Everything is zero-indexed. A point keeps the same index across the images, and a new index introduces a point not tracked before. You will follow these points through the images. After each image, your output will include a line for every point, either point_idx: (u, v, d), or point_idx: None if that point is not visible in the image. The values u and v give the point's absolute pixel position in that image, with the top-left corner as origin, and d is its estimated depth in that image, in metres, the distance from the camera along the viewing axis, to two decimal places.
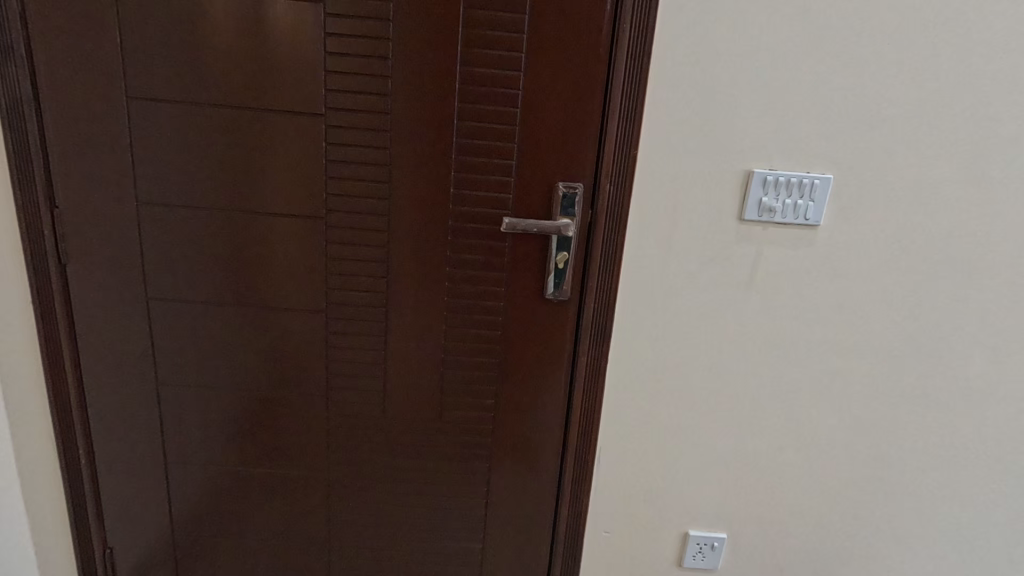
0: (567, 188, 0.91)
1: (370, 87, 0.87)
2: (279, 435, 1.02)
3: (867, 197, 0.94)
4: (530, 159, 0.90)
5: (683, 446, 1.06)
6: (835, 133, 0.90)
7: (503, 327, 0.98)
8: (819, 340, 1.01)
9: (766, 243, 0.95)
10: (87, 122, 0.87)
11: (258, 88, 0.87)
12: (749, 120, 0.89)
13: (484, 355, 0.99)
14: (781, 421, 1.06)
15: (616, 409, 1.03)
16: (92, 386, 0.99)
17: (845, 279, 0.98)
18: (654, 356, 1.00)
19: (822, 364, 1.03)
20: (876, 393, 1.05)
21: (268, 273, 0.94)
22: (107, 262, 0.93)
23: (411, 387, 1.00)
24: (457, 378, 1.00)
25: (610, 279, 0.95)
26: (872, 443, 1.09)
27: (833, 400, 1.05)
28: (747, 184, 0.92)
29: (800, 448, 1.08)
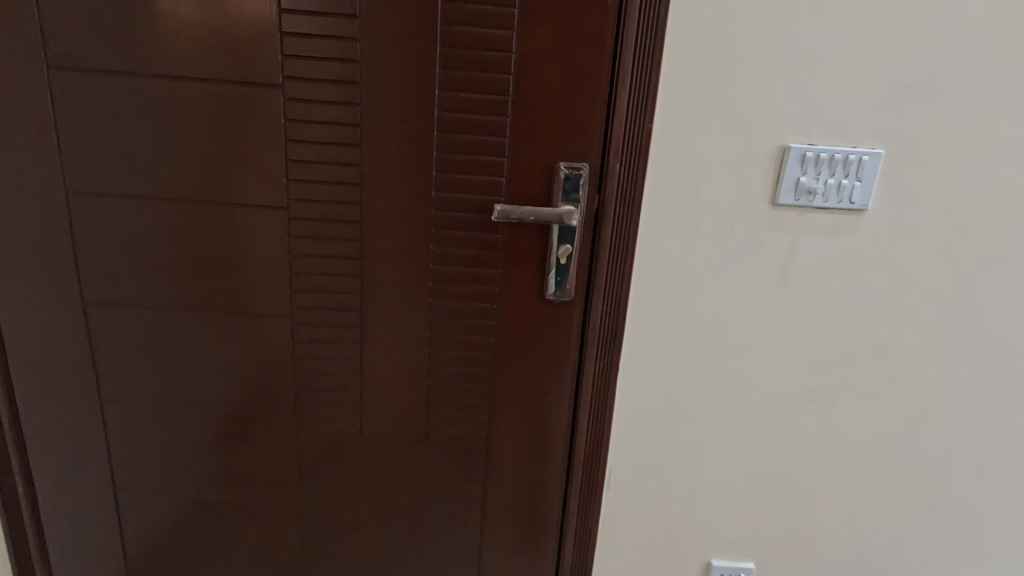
0: (569, 171, 0.78)
1: (334, 53, 0.74)
2: (243, 456, 0.91)
3: (920, 178, 0.80)
4: (526, 136, 0.77)
5: (705, 465, 0.93)
6: (885, 101, 0.76)
7: (497, 332, 0.85)
8: (863, 344, 0.88)
9: (803, 231, 0.82)
10: (6, 99, 0.75)
11: (204, 56, 0.74)
12: (782, 88, 0.75)
13: (476, 365, 0.86)
14: (816, 437, 0.93)
15: (628, 424, 0.90)
16: (28, 404, 0.87)
17: (894, 273, 0.84)
18: (672, 363, 0.87)
19: (866, 371, 0.89)
20: (927, 404, 0.91)
21: (225, 273, 0.82)
22: (37, 263, 0.81)
23: (393, 402, 0.88)
24: (446, 391, 0.88)
25: (621, 275, 0.82)
26: (921, 461, 0.95)
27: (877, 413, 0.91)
28: (781, 162, 0.78)
29: (839, 468, 0.94)
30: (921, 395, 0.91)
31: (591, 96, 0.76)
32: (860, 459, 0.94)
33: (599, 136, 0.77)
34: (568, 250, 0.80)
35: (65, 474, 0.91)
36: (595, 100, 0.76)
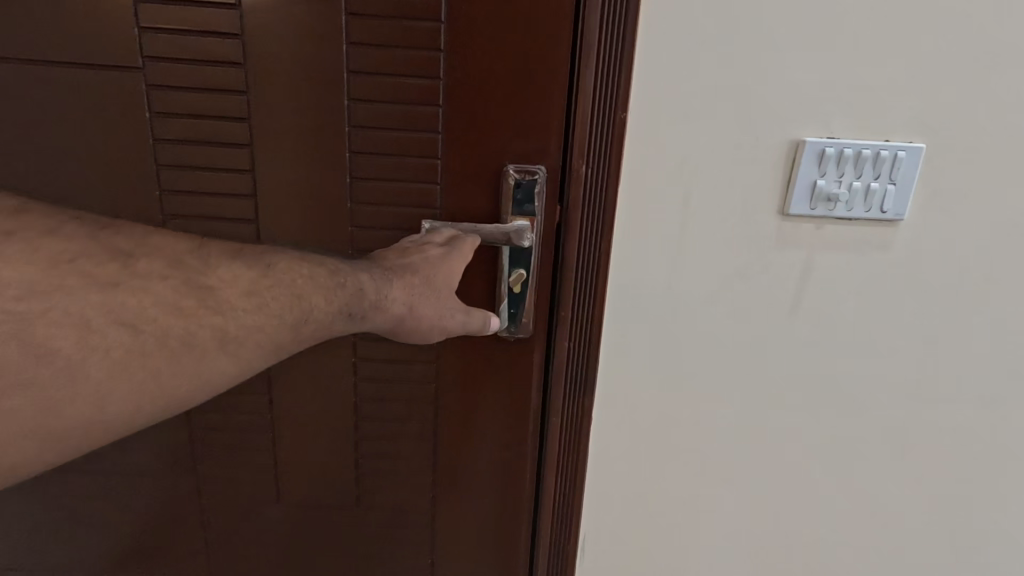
0: (519, 176, 0.61)
1: (202, 25, 0.56)
2: (128, 529, 0.73)
3: (973, 179, 0.62)
4: (464, 131, 0.60)
5: (699, 531, 0.76)
6: (929, 81, 0.59)
7: (439, 375, 0.69)
8: (899, 386, 0.70)
9: (821, 247, 0.64)
10: None
11: (24, 27, 0.55)
12: (793, 65, 0.58)
13: (415, 415, 0.70)
14: (839, 498, 0.75)
15: (604, 483, 0.74)
16: None
17: (940, 299, 0.66)
18: (657, 410, 0.71)
19: (902, 420, 0.71)
20: (978, 460, 0.73)
21: None
22: None
23: (313, 462, 0.71)
24: (378, 448, 0.71)
25: (591, 307, 0.65)
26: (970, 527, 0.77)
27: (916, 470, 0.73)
28: (793, 160, 0.61)
29: (866, 534, 0.77)
30: (972, 449, 0.73)
31: (547, 79, 0.59)
32: (893, 525, 0.76)
33: (558, 132, 0.61)
34: (522, 276, 0.63)
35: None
36: (551, 84, 0.59)
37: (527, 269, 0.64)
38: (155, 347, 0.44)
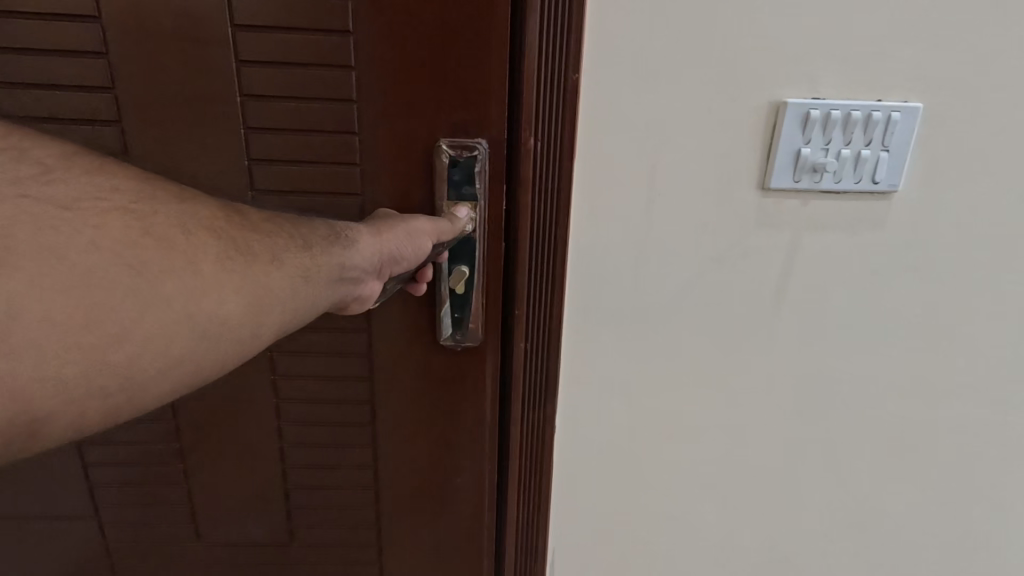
0: (455, 153, 0.52)
1: None
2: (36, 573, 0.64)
3: (981, 145, 0.54)
4: (384, 101, 0.51)
5: (680, 548, 0.69)
6: (931, 27, 0.51)
7: (376, 396, 0.59)
8: (894, 378, 0.62)
9: (807, 226, 0.57)
10: None
11: None
12: (772, 11, 0.50)
13: (347, 438, 0.61)
14: (831, 503, 0.68)
15: (573, 500, 0.66)
16: None
17: (941, 282, 0.59)
18: (628, 418, 0.63)
19: (898, 415, 0.64)
20: (986, 459, 0.66)
21: None
22: None
23: (237, 499, 0.62)
24: (312, 481, 0.62)
25: (549, 307, 0.56)
26: (976, 532, 0.70)
27: (913, 468, 0.67)
28: (776, 124, 0.52)
29: (861, 541, 0.70)
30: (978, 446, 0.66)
31: (482, 33, 0.50)
32: (888, 526, 0.70)
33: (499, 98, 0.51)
34: (464, 274, 0.54)
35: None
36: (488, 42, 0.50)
37: (470, 265, 0.55)
38: (250, 245, 0.35)
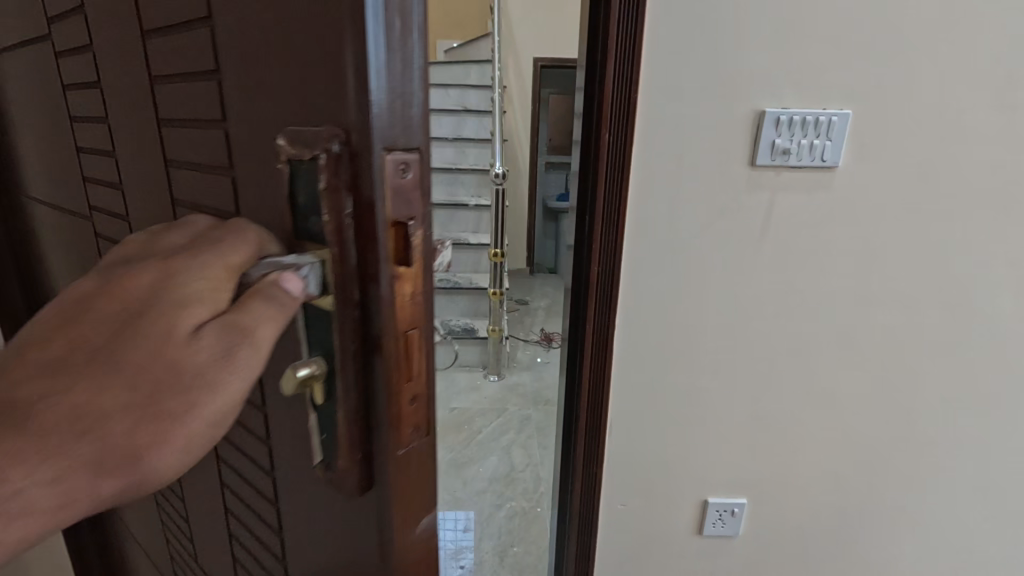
0: (297, 148, 0.28)
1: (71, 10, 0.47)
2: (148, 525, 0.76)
3: (884, 138, 0.89)
4: (242, 70, 0.31)
5: (697, 411, 1.05)
6: (854, 64, 0.85)
7: (281, 476, 0.40)
8: (836, 290, 0.98)
9: (780, 189, 0.91)
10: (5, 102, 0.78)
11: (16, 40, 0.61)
12: (753, 57, 0.84)
13: (271, 515, 0.43)
14: (799, 378, 1.04)
15: (625, 373, 1.01)
16: None
17: (864, 225, 0.94)
18: (664, 314, 0.98)
19: (841, 318, 1.00)
20: (899, 344, 1.02)
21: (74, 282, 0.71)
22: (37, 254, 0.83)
23: (206, 520, 0.55)
24: (251, 542, 0.47)
25: (614, 240, 0.91)
26: (893, 398, 1.06)
27: (853, 355, 1.03)
28: (759, 124, 0.87)
29: (819, 407, 1.06)
30: (893, 335, 1.01)
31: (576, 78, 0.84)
32: (836, 398, 1.06)
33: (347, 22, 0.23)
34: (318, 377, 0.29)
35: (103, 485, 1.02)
36: None
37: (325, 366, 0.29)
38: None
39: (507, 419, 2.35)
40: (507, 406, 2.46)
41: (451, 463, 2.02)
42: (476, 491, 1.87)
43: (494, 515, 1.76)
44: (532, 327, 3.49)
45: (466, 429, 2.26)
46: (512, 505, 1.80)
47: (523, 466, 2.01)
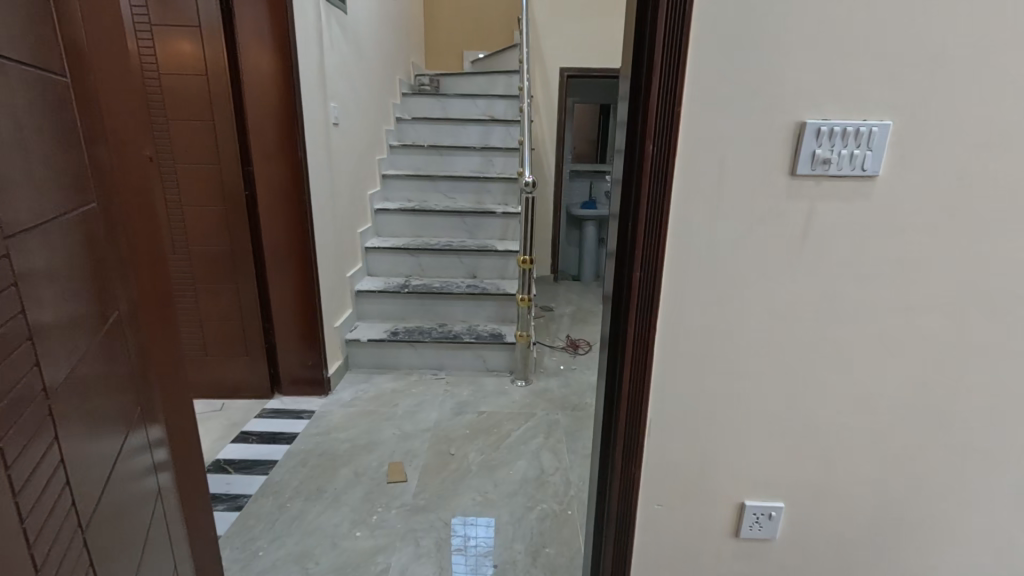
0: None
1: None
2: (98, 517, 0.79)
3: (925, 148, 0.91)
4: None
5: (735, 414, 1.08)
6: (896, 77, 0.88)
7: None
8: (877, 297, 0.99)
9: (821, 198, 0.94)
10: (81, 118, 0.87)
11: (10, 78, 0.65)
12: (795, 71, 0.87)
13: None
14: (838, 383, 1.05)
15: (665, 376, 1.04)
16: (143, 386, 1.03)
17: (905, 233, 0.95)
18: (704, 317, 1.00)
19: (880, 325, 1.01)
20: (941, 351, 1.03)
21: (65, 292, 0.75)
22: (109, 254, 0.93)
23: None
24: None
25: (656, 246, 0.95)
26: (933, 406, 1.07)
27: (892, 362, 1.04)
28: (799, 135, 0.90)
29: (858, 413, 1.08)
30: (935, 342, 1.02)
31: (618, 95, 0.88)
32: (876, 404, 1.07)
33: None
34: None
35: (148, 495, 1.01)
36: None
37: None
38: None
39: (535, 423, 2.38)
40: (536, 410, 2.49)
41: (482, 466, 2.06)
42: (507, 492, 1.91)
43: (526, 515, 1.79)
44: (558, 333, 3.51)
45: (496, 431, 2.30)
46: (543, 507, 1.84)
47: (553, 470, 2.04)
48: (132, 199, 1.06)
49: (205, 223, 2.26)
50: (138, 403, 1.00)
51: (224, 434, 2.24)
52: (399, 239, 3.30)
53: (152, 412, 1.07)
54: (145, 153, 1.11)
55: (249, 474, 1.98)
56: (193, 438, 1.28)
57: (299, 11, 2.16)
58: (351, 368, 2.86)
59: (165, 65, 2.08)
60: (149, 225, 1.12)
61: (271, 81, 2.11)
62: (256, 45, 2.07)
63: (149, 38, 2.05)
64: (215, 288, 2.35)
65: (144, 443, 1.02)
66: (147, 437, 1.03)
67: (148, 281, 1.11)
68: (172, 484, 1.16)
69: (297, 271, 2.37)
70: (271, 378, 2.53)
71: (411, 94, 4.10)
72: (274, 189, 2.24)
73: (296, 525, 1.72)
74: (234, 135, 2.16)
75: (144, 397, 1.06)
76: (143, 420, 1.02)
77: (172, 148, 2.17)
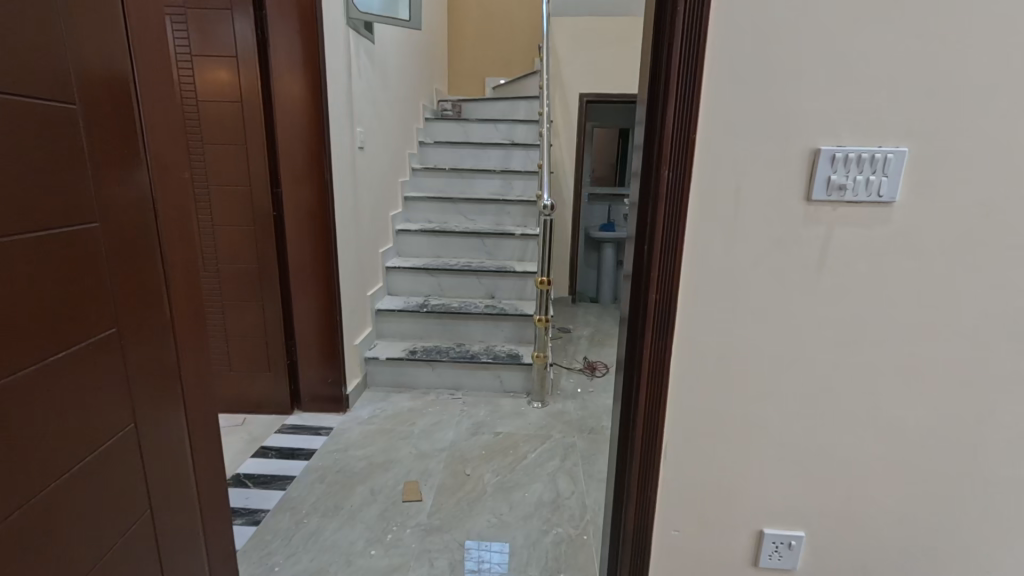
0: None
1: None
2: (57, 513, 0.85)
3: (944, 173, 0.91)
4: None
5: (753, 438, 1.06)
6: (910, 106, 0.89)
7: None
8: (896, 323, 0.98)
9: (837, 222, 0.94)
10: (101, 138, 0.93)
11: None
12: (809, 100, 0.89)
13: None
14: (858, 410, 1.04)
15: (679, 399, 1.04)
16: (159, 397, 1.09)
17: (923, 258, 0.95)
18: (721, 339, 1.01)
19: (901, 350, 1.00)
20: (964, 379, 1.01)
21: (47, 301, 0.82)
22: (123, 267, 0.99)
23: None
24: None
25: (672, 269, 0.96)
26: (958, 435, 1.05)
27: (914, 389, 1.02)
28: (814, 161, 0.91)
29: (880, 440, 1.06)
30: (957, 369, 1.00)
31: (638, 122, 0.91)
32: (900, 431, 1.05)
33: None
34: None
35: (141, 494, 1.04)
36: None
37: None
38: None
39: (552, 445, 2.37)
40: (552, 433, 2.47)
41: (498, 487, 2.05)
42: (522, 515, 1.89)
43: (540, 540, 1.77)
44: (575, 355, 3.50)
45: (512, 453, 2.29)
46: (558, 531, 1.81)
47: (569, 494, 2.02)
48: (172, 219, 1.13)
49: (233, 243, 2.35)
50: (134, 419, 1.02)
51: (244, 450, 2.27)
52: (419, 259, 3.36)
53: (163, 420, 1.11)
54: (185, 174, 1.17)
55: (267, 489, 2.00)
56: (217, 450, 1.31)
57: (329, 42, 2.26)
58: (370, 386, 2.89)
59: (201, 92, 2.20)
60: (188, 245, 1.19)
61: (302, 106, 2.21)
62: (289, 73, 2.17)
63: (189, 67, 2.18)
64: (242, 304, 2.42)
65: (140, 455, 1.04)
66: (145, 450, 1.06)
67: (183, 300, 1.17)
68: (186, 493, 1.19)
69: (318, 290, 2.43)
70: (291, 394, 2.57)
71: (435, 118, 4.22)
72: (302, 210, 2.32)
73: (311, 542, 1.72)
74: (264, 158, 2.25)
75: (162, 405, 1.10)
76: (141, 436, 1.04)
77: (205, 169, 2.28)
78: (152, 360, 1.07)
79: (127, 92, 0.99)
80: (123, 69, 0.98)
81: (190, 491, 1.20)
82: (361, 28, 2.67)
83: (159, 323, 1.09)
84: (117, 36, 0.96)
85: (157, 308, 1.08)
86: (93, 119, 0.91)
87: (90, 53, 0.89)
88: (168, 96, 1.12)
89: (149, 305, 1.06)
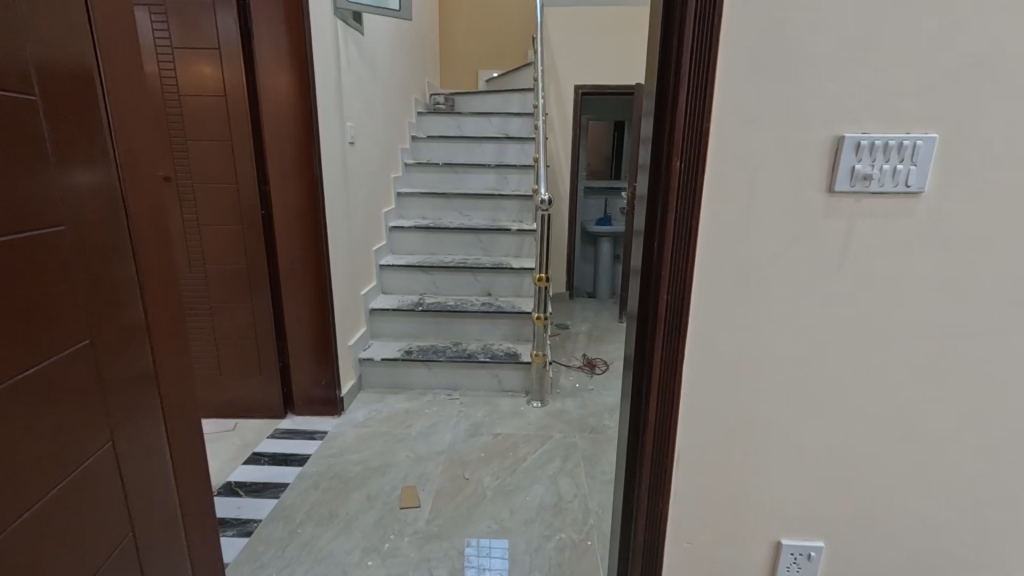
0: None
1: None
2: (38, 541, 0.78)
3: (974, 160, 0.85)
4: None
5: (770, 444, 1.01)
6: (938, 90, 0.82)
7: None
8: (922, 321, 0.93)
9: (859, 215, 0.88)
10: (67, 133, 0.85)
11: None
12: (830, 85, 0.82)
13: None
14: (881, 413, 0.98)
15: (692, 405, 0.98)
16: (137, 409, 1.02)
17: (951, 252, 0.89)
18: (738, 343, 0.95)
19: (926, 349, 0.94)
20: (991, 378, 0.95)
21: (15, 312, 0.75)
22: (94, 270, 0.91)
23: None
24: None
25: (684, 265, 0.90)
26: (984, 437, 0.99)
27: (939, 391, 0.97)
28: (838, 149, 0.85)
29: (903, 444, 1.00)
30: (985, 368, 0.95)
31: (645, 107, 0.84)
32: (923, 434, 0.99)
33: None
34: None
35: (120, 515, 0.97)
36: None
37: None
38: None
39: (552, 446, 2.31)
40: (552, 433, 2.42)
41: (498, 491, 1.99)
42: (524, 520, 1.83)
43: (543, 545, 1.72)
44: (574, 353, 3.44)
45: (512, 455, 2.24)
46: (562, 536, 1.76)
47: (571, 496, 1.96)
48: (147, 221, 1.05)
49: (221, 242, 2.27)
50: (113, 435, 0.95)
51: (236, 456, 2.21)
52: (414, 257, 3.28)
53: (142, 435, 1.04)
54: (161, 174, 1.10)
55: (260, 498, 1.94)
56: (201, 465, 1.24)
57: (316, 32, 2.17)
58: (365, 388, 2.82)
59: (183, 86, 2.11)
60: (165, 248, 1.11)
61: (288, 100, 2.12)
62: (275, 66, 2.08)
63: (170, 61, 2.09)
64: (230, 306, 2.34)
65: (119, 474, 0.97)
66: (125, 468, 0.99)
67: (161, 304, 1.10)
68: (168, 511, 1.12)
69: (309, 290, 2.35)
70: (283, 398, 2.51)
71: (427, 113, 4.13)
72: (291, 207, 2.24)
73: (306, 552, 1.66)
74: (251, 155, 2.17)
75: (141, 419, 1.03)
76: (120, 455, 0.97)
77: (190, 165, 2.19)
78: (129, 372, 1.00)
79: (95, 87, 0.92)
80: (89, 59, 0.90)
81: (173, 509, 1.13)
82: (349, 19, 2.58)
83: (137, 331, 1.02)
84: (81, 24, 0.88)
85: (132, 314, 1.01)
86: (58, 114, 0.83)
87: (52, 43, 0.82)
88: (141, 90, 1.05)
89: (125, 314, 0.99)
